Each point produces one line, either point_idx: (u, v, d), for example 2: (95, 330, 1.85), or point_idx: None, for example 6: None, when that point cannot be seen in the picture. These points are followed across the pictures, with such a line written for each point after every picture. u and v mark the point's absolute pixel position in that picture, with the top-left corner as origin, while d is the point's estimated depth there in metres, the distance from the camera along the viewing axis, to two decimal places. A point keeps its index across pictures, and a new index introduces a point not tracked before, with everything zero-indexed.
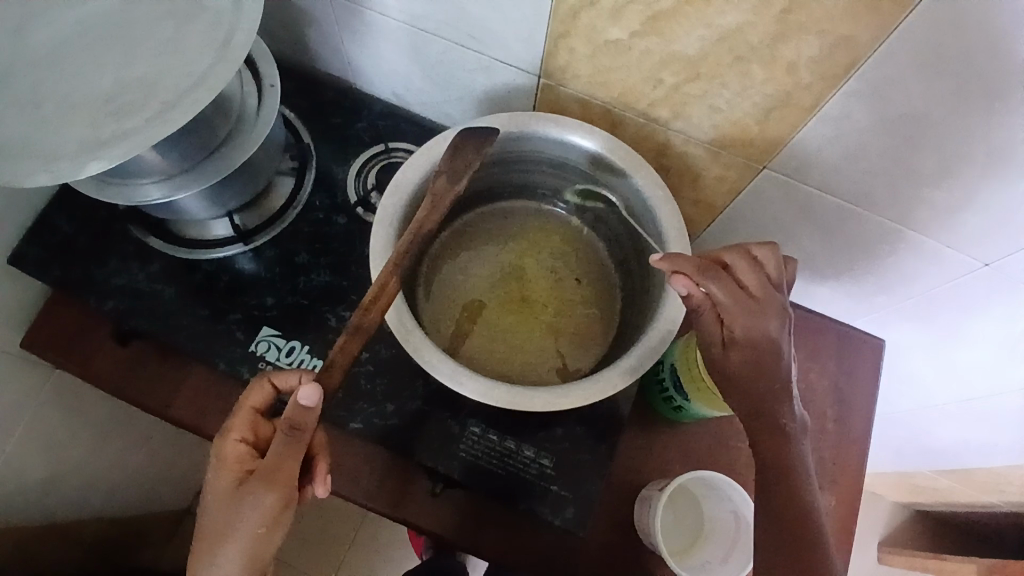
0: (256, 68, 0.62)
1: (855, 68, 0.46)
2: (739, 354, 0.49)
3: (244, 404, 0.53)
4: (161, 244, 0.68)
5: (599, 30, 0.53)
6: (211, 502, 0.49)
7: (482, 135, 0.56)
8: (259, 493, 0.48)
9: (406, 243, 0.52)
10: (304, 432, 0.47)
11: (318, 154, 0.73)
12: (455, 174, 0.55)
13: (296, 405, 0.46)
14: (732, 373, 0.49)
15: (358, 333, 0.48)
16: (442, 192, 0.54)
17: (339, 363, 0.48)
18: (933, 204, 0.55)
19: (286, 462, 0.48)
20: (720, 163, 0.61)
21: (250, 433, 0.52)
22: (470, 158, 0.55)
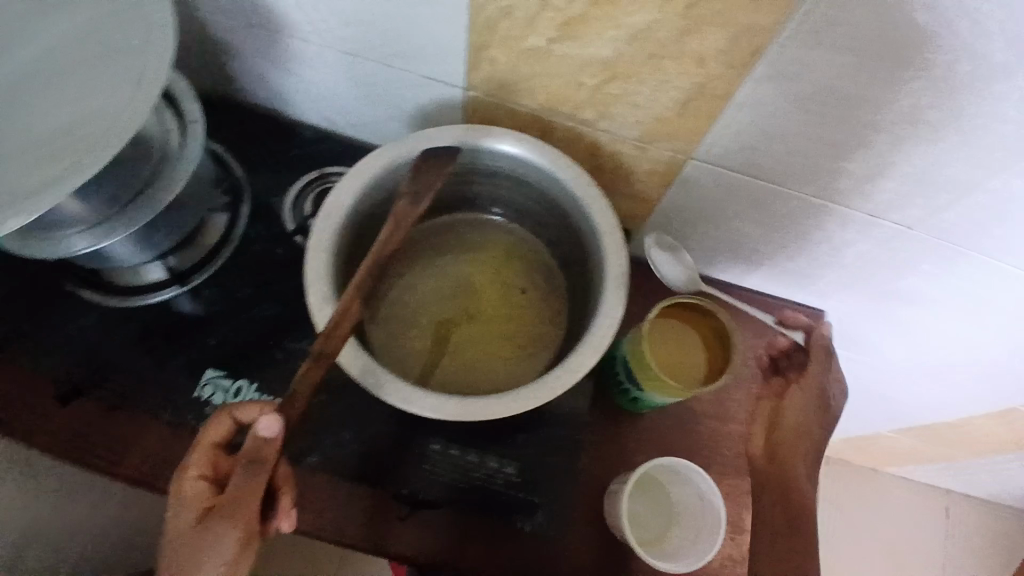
0: (178, 104, 0.61)
1: (760, 55, 0.48)
2: (835, 398, 0.61)
3: (202, 439, 0.51)
4: (97, 296, 0.66)
5: (516, 39, 0.54)
6: (172, 543, 0.48)
7: (442, 156, 0.58)
8: (219, 531, 0.46)
9: (371, 262, 0.53)
10: (264, 466, 0.46)
11: (252, 187, 0.72)
12: (418, 195, 0.57)
13: (254, 437, 0.46)
14: (827, 407, 0.61)
15: (320, 361, 0.48)
16: (404, 213, 0.56)
17: (301, 393, 0.48)
18: (851, 176, 0.58)
19: (246, 499, 0.47)
20: (650, 158, 0.63)
21: (208, 469, 0.51)
22: (433, 178, 0.58)
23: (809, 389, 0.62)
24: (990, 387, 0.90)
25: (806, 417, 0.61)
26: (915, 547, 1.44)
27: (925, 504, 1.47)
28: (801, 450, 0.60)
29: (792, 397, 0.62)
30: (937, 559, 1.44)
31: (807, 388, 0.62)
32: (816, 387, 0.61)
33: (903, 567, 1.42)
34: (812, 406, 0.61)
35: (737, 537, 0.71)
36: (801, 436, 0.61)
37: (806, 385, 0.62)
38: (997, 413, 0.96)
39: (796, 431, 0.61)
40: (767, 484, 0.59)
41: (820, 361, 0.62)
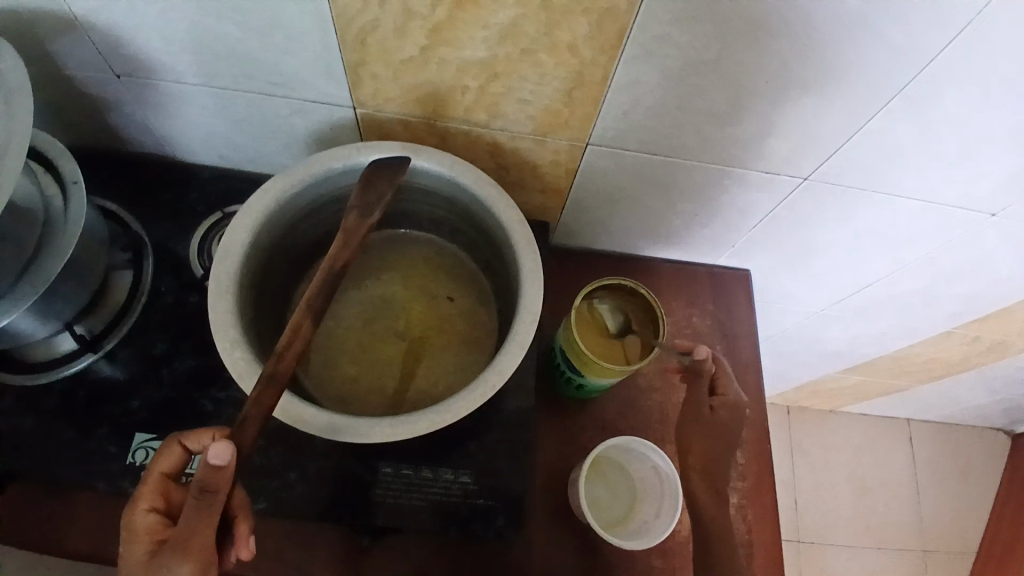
0: (56, 167, 0.58)
1: (627, 35, 0.49)
2: (721, 414, 0.67)
3: (152, 470, 0.50)
4: (8, 376, 0.63)
5: (390, 52, 0.54)
6: None
7: (394, 166, 0.57)
8: (171, 565, 0.44)
9: (322, 279, 0.52)
10: (217, 495, 0.44)
11: (154, 238, 0.69)
12: (368, 207, 0.56)
13: (206, 467, 0.43)
14: (717, 430, 0.67)
15: (273, 382, 0.47)
16: (354, 227, 0.55)
17: (252, 417, 0.46)
18: (741, 138, 0.59)
19: (198, 531, 0.45)
20: (550, 150, 0.64)
21: (160, 500, 0.49)
22: (383, 189, 0.56)
23: (696, 419, 0.68)
24: (918, 316, 0.94)
25: (697, 445, 0.68)
26: (882, 476, 1.50)
27: (887, 434, 1.53)
28: (696, 474, 0.67)
29: (687, 427, 0.69)
30: (904, 484, 1.50)
31: (694, 414, 0.68)
32: (699, 412, 0.68)
33: (873, 497, 1.48)
34: (699, 433, 0.68)
35: None
36: (696, 460, 0.68)
37: (692, 417, 0.68)
38: (930, 339, 1.01)
39: (694, 458, 0.68)
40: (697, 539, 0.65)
41: (700, 388, 0.68)
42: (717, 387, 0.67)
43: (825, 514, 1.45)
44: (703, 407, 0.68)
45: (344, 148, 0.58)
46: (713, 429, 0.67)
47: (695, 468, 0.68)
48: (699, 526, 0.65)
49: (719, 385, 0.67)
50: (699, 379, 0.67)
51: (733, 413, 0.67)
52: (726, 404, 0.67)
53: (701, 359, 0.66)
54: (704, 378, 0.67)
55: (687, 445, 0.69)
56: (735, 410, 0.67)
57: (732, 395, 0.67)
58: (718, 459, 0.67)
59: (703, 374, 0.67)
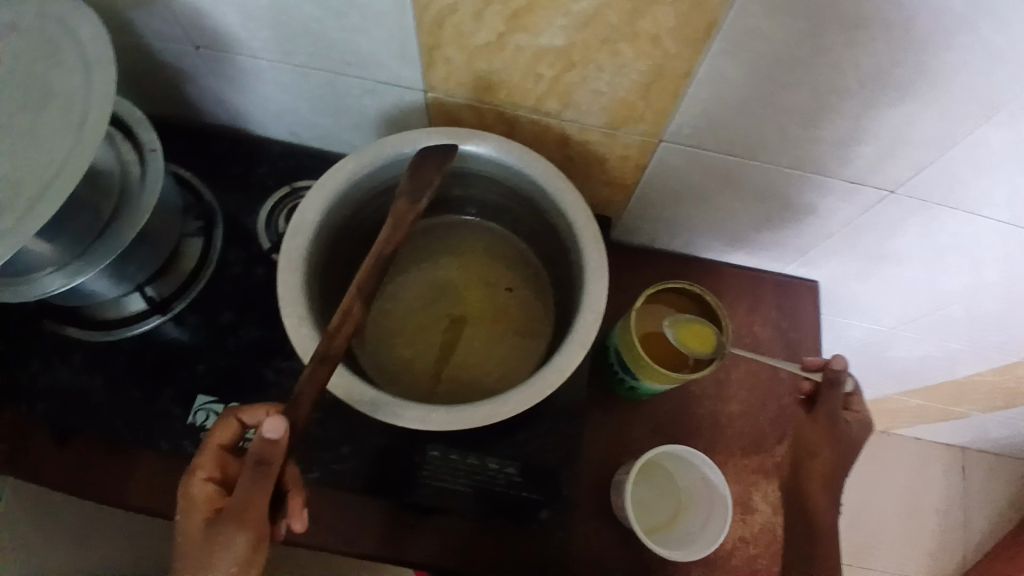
0: (134, 135, 0.59)
1: (715, 28, 0.47)
2: (850, 428, 0.58)
3: (209, 441, 0.51)
4: (81, 332, 0.66)
5: (466, 36, 0.53)
6: (183, 545, 0.47)
7: (442, 153, 0.57)
8: (230, 532, 0.45)
9: (369, 264, 0.52)
10: (271, 468, 0.45)
11: (223, 209, 0.71)
12: (417, 191, 0.55)
13: (261, 440, 0.43)
14: (844, 440, 0.58)
15: (325, 361, 0.47)
16: (403, 211, 0.55)
17: (307, 393, 0.46)
18: (825, 141, 0.56)
19: (255, 500, 0.46)
20: (620, 144, 0.62)
21: (217, 471, 0.50)
22: (432, 176, 0.56)
23: (827, 423, 0.59)
24: (996, 342, 0.88)
25: (823, 450, 0.59)
26: (934, 501, 1.43)
27: (943, 460, 1.46)
28: (818, 485, 0.59)
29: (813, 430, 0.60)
30: (960, 515, 1.43)
31: (823, 418, 0.59)
32: (831, 420, 0.59)
33: (924, 526, 1.41)
34: (830, 441, 0.58)
35: (747, 517, 0.71)
36: (821, 467, 0.59)
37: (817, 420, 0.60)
38: (1007, 367, 0.94)
39: (818, 465, 0.59)
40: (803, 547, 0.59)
41: (830, 403, 0.59)
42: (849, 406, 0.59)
43: (871, 535, 1.39)
44: (832, 416, 0.59)
45: (412, 132, 0.58)
46: (839, 440, 0.58)
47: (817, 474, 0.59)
48: (808, 529, 0.59)
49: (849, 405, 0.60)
50: (828, 391, 0.59)
51: (860, 427, 0.59)
52: (854, 421, 0.59)
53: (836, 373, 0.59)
54: (839, 391, 0.59)
55: (811, 449, 0.60)
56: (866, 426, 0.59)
57: (861, 415, 0.59)
58: (839, 472, 0.58)
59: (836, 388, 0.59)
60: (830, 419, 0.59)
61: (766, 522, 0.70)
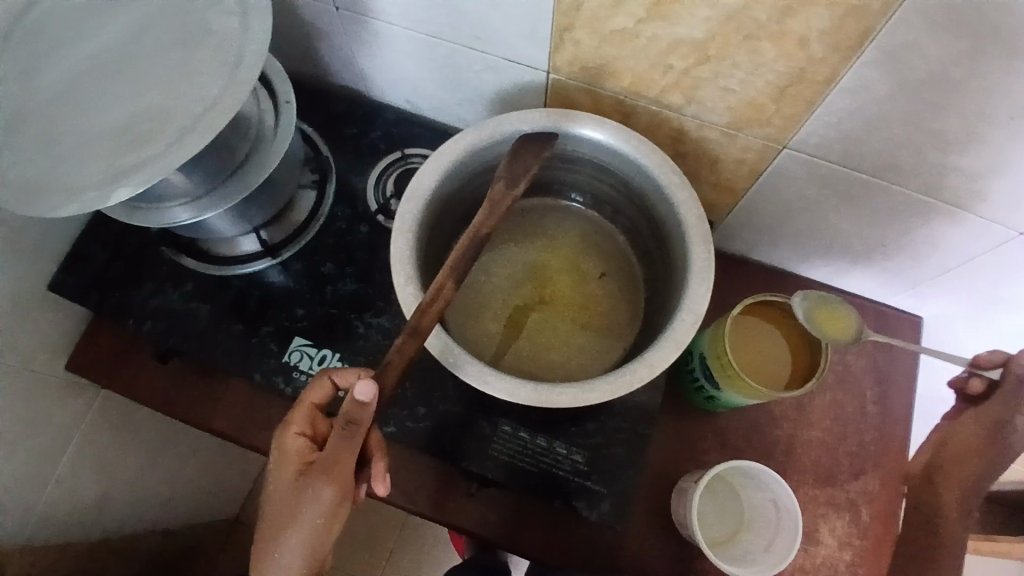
0: (271, 86, 0.63)
1: (870, 36, 0.45)
2: (1012, 437, 0.50)
3: (303, 400, 0.53)
4: (194, 264, 0.71)
5: (602, 21, 0.53)
6: (274, 493, 0.50)
7: (541, 139, 0.58)
8: (317, 487, 0.48)
9: (466, 244, 0.53)
10: (360, 428, 0.47)
11: (336, 166, 0.75)
12: (513, 179, 0.56)
13: (353, 402, 0.45)
14: (997, 449, 0.51)
15: (416, 334, 0.49)
16: (499, 197, 0.56)
17: (396, 363, 0.48)
18: (961, 170, 0.53)
19: (342, 458, 0.48)
20: (738, 147, 0.61)
21: (308, 428, 0.52)
22: (530, 162, 0.57)
23: (982, 427, 0.53)
24: None
25: (969, 458, 0.53)
26: None
27: None
28: (951, 491, 0.55)
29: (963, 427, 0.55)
30: None
31: (985, 422, 0.53)
32: (994, 427, 0.52)
33: None
34: (977, 443, 0.53)
35: (810, 548, 0.68)
36: (960, 473, 0.54)
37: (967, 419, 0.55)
38: None
39: (956, 473, 0.55)
40: (912, 548, 0.57)
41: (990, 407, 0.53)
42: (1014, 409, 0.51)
43: None
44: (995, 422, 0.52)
45: (532, 112, 0.59)
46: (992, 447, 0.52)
47: (949, 483, 0.55)
48: (924, 533, 0.56)
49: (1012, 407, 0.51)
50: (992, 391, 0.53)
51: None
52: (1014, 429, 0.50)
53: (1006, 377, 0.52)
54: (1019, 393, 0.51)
55: (955, 452, 0.55)
56: None
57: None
58: (982, 483, 0.53)
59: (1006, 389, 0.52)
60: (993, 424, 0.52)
61: (828, 556, 0.68)
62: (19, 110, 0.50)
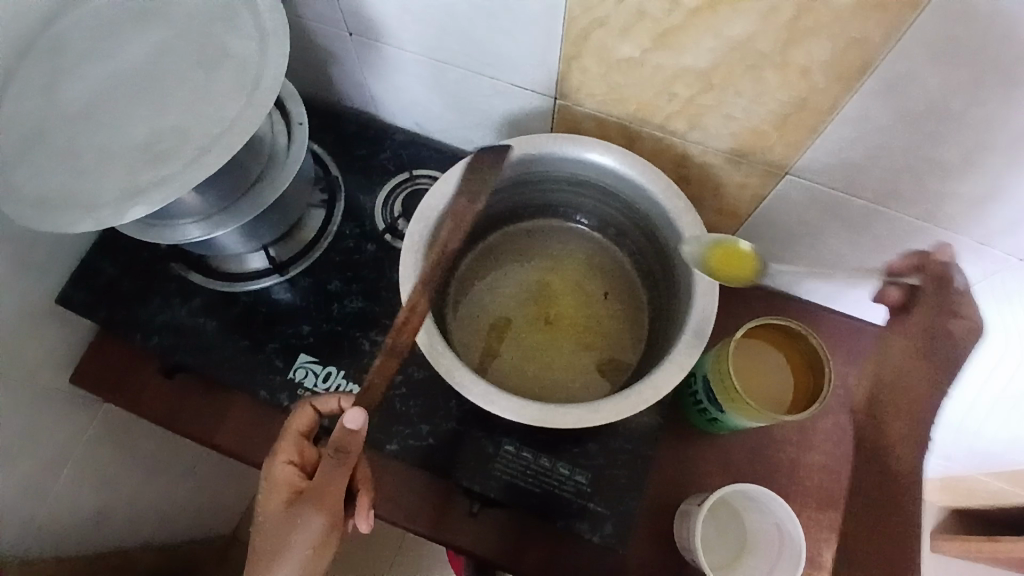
0: (285, 108, 0.64)
1: (870, 67, 0.47)
2: None
3: (289, 428, 0.54)
4: (203, 280, 0.72)
5: (609, 49, 0.54)
6: (264, 523, 0.50)
7: (496, 152, 0.59)
8: (307, 515, 0.48)
9: (433, 261, 0.57)
10: (350, 455, 0.48)
11: (346, 186, 0.76)
12: (472, 194, 0.59)
13: (342, 429, 0.47)
14: None
15: (393, 355, 0.53)
16: (462, 211, 0.58)
17: (376, 384, 0.50)
18: (959, 196, 0.54)
19: (333, 486, 0.48)
20: (741, 172, 0.62)
21: (296, 456, 0.53)
22: (486, 175, 0.59)
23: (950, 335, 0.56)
24: None
25: None
26: None
27: None
28: None
29: (932, 342, 0.57)
30: None
31: None
32: None
33: None
34: None
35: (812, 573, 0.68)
36: None
37: (946, 331, 0.56)
38: None
39: None
40: None
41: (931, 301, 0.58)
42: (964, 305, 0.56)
43: None
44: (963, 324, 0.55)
45: (541, 136, 0.60)
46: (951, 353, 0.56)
47: None
48: None
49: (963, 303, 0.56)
50: (928, 286, 0.58)
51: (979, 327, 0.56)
52: (970, 317, 0.55)
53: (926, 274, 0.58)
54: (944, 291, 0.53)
55: None
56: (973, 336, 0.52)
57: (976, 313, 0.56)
58: None
59: (946, 286, 0.57)
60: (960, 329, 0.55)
61: None
62: (41, 125, 0.51)
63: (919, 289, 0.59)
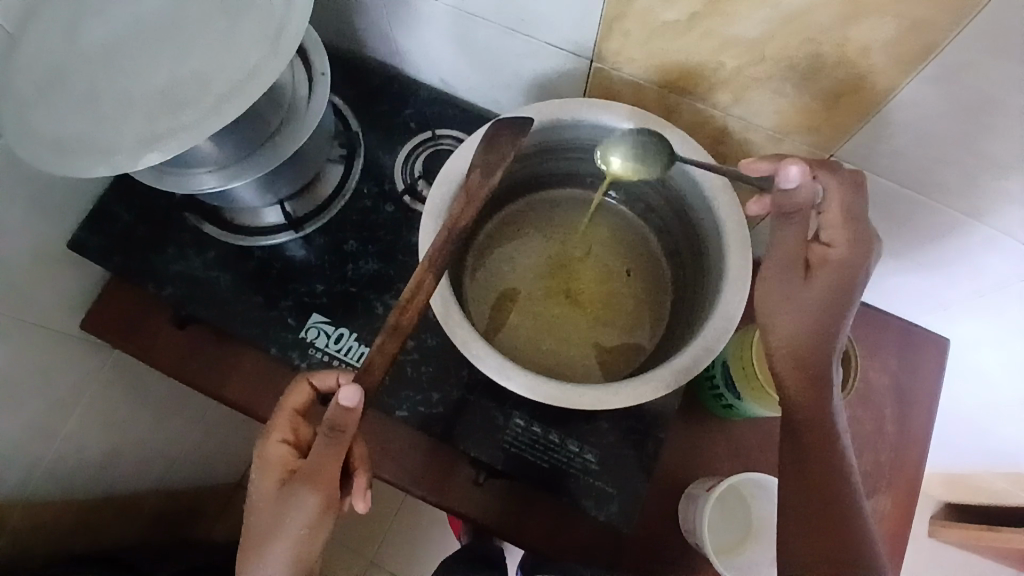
0: (307, 56, 0.61)
1: (935, 52, 0.43)
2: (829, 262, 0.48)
3: (285, 406, 0.53)
4: (216, 232, 0.70)
5: (654, 12, 0.51)
6: (258, 502, 0.50)
7: (516, 127, 0.55)
8: (301, 494, 0.47)
9: (445, 236, 0.50)
10: (345, 434, 0.46)
11: (366, 143, 0.73)
12: (490, 168, 0.54)
13: (337, 407, 0.45)
14: (826, 290, 0.48)
15: (396, 334, 0.47)
16: (476, 187, 0.53)
17: (379, 363, 0.46)
18: (1010, 197, 0.51)
19: (327, 465, 0.47)
20: (782, 151, 0.59)
21: (291, 434, 0.52)
22: (506, 151, 0.54)
23: (834, 269, 0.48)
24: None
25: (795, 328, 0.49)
26: None
27: None
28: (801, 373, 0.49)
29: (819, 276, 0.48)
30: None
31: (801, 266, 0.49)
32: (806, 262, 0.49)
33: None
34: (807, 294, 0.48)
35: None
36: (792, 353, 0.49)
37: (822, 266, 0.48)
38: None
39: (801, 361, 0.49)
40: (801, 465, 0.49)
41: (799, 226, 0.49)
42: (835, 223, 0.49)
43: None
44: (841, 257, 0.47)
45: (574, 101, 0.57)
46: (849, 284, 0.47)
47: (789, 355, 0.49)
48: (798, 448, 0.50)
49: (830, 227, 0.49)
50: (801, 213, 0.49)
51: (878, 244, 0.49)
52: (843, 246, 0.48)
53: (803, 197, 0.49)
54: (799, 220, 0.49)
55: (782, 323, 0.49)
56: (855, 248, 0.48)
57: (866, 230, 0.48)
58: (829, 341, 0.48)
59: (804, 213, 0.49)
60: (845, 258, 0.47)
61: None
62: (55, 63, 0.49)
63: (791, 214, 0.50)
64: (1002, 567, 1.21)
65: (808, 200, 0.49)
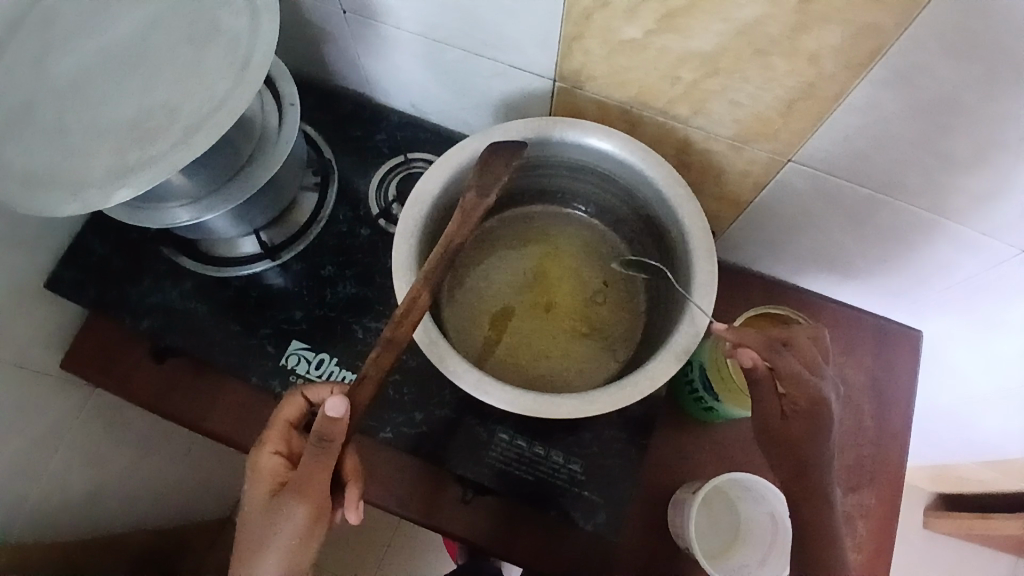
0: (276, 86, 0.62)
1: (880, 54, 0.45)
2: (805, 408, 0.51)
3: (278, 417, 0.52)
4: (193, 264, 0.70)
5: (613, 30, 0.52)
6: (248, 515, 0.49)
7: (511, 149, 0.56)
8: (291, 505, 0.47)
9: (441, 249, 0.52)
10: (333, 445, 0.46)
11: (340, 169, 0.74)
12: (485, 187, 0.55)
13: (323, 418, 0.45)
14: (811, 427, 0.51)
15: (392, 346, 0.48)
16: (472, 205, 0.54)
17: (372, 375, 0.47)
18: (966, 191, 0.53)
19: (317, 475, 0.47)
20: (744, 158, 0.61)
21: (283, 446, 0.51)
22: (500, 171, 0.56)
23: (806, 418, 0.51)
24: None
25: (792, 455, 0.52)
26: None
27: None
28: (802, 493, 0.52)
29: (792, 425, 0.52)
30: None
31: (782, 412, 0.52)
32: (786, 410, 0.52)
33: None
34: (800, 434, 0.51)
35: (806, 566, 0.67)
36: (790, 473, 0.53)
37: (798, 415, 0.52)
38: None
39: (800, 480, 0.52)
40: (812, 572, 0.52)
41: (766, 388, 0.53)
42: (791, 384, 0.51)
43: None
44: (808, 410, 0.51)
45: (538, 120, 0.58)
46: (820, 427, 0.51)
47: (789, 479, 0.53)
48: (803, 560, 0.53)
49: (793, 388, 0.51)
50: (764, 378, 0.53)
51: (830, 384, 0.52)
52: (806, 400, 0.51)
53: (761, 374, 0.53)
54: (762, 383, 0.53)
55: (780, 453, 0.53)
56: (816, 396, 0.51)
57: (817, 378, 0.51)
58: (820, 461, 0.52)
59: (766, 375, 0.53)
60: (813, 409, 0.51)
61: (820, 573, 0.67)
62: (25, 103, 0.49)
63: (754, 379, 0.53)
64: (993, 553, 1.22)
65: (764, 368, 0.52)
